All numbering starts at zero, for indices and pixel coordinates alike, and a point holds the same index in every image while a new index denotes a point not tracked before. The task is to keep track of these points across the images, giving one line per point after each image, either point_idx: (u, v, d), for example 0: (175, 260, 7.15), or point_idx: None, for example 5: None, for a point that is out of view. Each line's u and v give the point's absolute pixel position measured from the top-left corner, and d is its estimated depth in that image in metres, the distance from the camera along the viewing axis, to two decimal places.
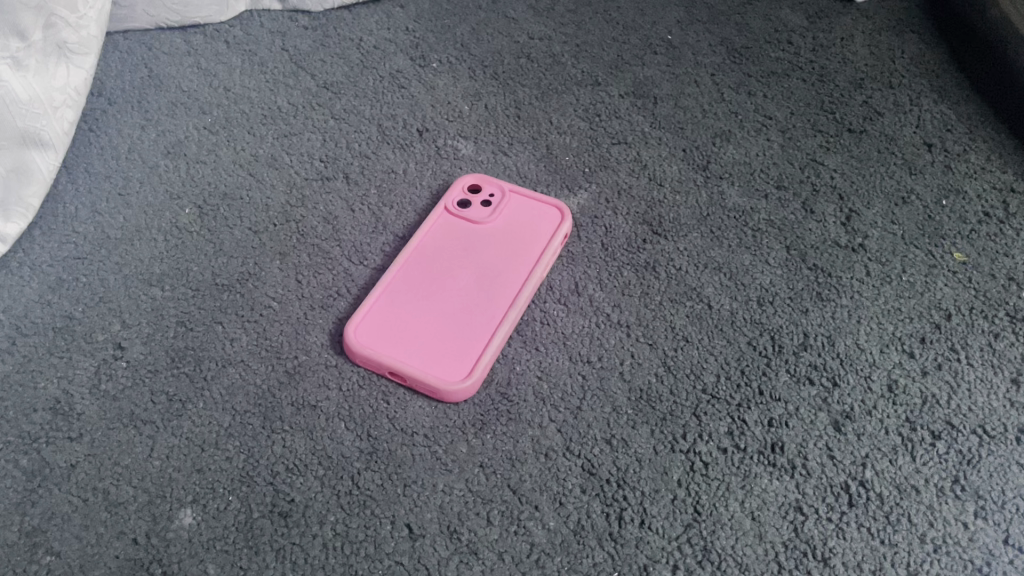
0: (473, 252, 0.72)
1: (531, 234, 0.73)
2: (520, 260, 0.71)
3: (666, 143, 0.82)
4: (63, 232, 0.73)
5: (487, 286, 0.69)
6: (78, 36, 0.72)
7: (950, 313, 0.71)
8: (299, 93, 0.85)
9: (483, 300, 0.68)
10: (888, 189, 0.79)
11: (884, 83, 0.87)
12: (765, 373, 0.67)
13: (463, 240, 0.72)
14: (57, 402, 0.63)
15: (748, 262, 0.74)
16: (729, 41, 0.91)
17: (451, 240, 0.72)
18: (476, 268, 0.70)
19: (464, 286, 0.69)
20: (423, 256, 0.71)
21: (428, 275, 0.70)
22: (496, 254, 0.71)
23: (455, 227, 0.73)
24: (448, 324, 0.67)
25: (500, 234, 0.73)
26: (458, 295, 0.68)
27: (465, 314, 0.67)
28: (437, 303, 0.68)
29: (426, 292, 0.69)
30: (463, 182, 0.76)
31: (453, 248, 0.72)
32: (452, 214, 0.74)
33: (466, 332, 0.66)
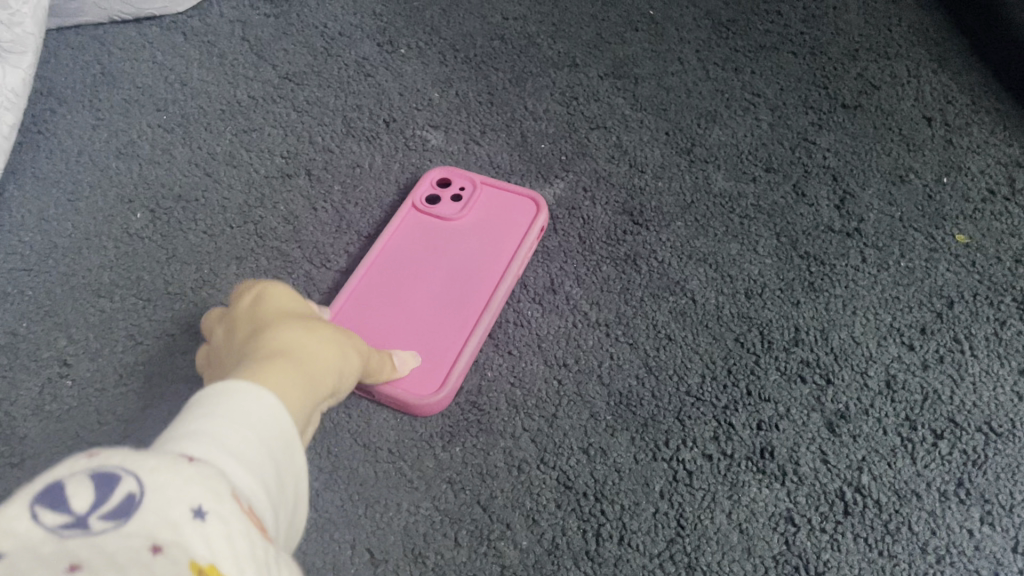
0: (443, 252, 0.67)
1: (506, 228, 0.68)
2: (494, 257, 0.67)
3: (647, 125, 0.77)
4: (9, 241, 0.69)
5: (460, 288, 0.65)
6: (11, 35, 0.67)
7: (953, 301, 0.66)
8: (259, 85, 0.80)
9: (456, 303, 0.64)
10: (885, 168, 0.74)
11: (880, 55, 0.82)
12: (753, 372, 0.63)
13: (432, 239, 0.68)
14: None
15: (735, 252, 0.69)
16: (715, 14, 0.85)
17: (420, 240, 0.68)
18: (449, 269, 0.66)
19: (435, 289, 0.65)
20: (391, 260, 0.67)
21: (397, 279, 0.65)
22: (468, 252, 0.67)
23: (423, 226, 0.69)
24: (421, 331, 0.62)
25: (472, 230, 0.68)
26: (430, 300, 0.64)
27: (439, 320, 0.63)
28: (407, 308, 0.64)
29: (394, 298, 0.64)
30: (431, 178, 0.72)
31: (422, 248, 0.67)
32: (421, 212, 0.70)
33: (439, 340, 0.62)
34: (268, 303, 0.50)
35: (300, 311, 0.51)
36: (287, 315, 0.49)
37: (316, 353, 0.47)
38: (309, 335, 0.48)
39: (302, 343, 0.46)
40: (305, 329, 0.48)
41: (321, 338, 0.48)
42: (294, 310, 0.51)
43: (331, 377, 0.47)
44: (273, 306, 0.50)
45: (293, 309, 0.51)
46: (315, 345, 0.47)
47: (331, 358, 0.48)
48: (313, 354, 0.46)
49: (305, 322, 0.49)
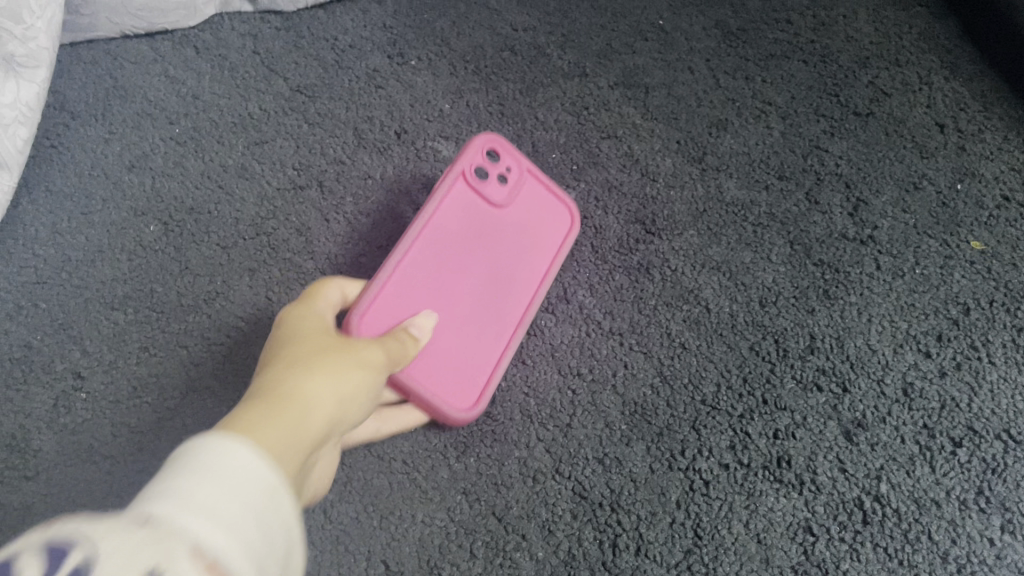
0: (488, 245, 0.61)
1: (543, 235, 0.65)
2: (531, 266, 0.63)
3: (659, 135, 0.76)
4: (22, 255, 0.69)
5: (500, 293, 0.61)
6: (25, 50, 0.67)
7: (969, 307, 0.66)
8: (271, 98, 0.78)
9: (493, 312, 0.60)
10: (899, 175, 0.73)
11: (891, 61, 0.80)
12: (768, 380, 0.62)
13: (478, 225, 0.61)
14: (14, 438, 0.61)
15: (749, 260, 0.68)
16: (724, 24, 0.82)
17: (467, 220, 0.60)
18: (490, 268, 0.61)
19: (477, 289, 0.60)
20: (440, 237, 0.58)
21: (445, 265, 0.58)
22: (510, 254, 0.62)
23: (471, 201, 0.61)
24: (460, 336, 0.59)
25: (513, 225, 0.63)
26: (470, 301, 0.59)
27: (477, 329, 0.59)
28: (450, 305, 0.58)
29: (440, 290, 0.58)
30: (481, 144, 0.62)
31: (469, 232, 0.60)
32: (473, 183, 0.61)
33: (475, 354, 0.59)
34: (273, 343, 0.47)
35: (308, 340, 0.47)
36: (292, 347, 0.45)
37: (311, 372, 0.41)
38: (301, 361, 0.43)
39: (291, 371, 0.41)
40: (300, 356, 0.43)
41: (320, 358, 0.43)
42: (299, 342, 0.47)
43: (334, 394, 0.41)
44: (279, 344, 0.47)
45: (299, 340, 0.47)
46: (313, 367, 0.42)
47: (336, 372, 0.42)
48: (309, 376, 0.41)
49: (302, 352, 0.44)
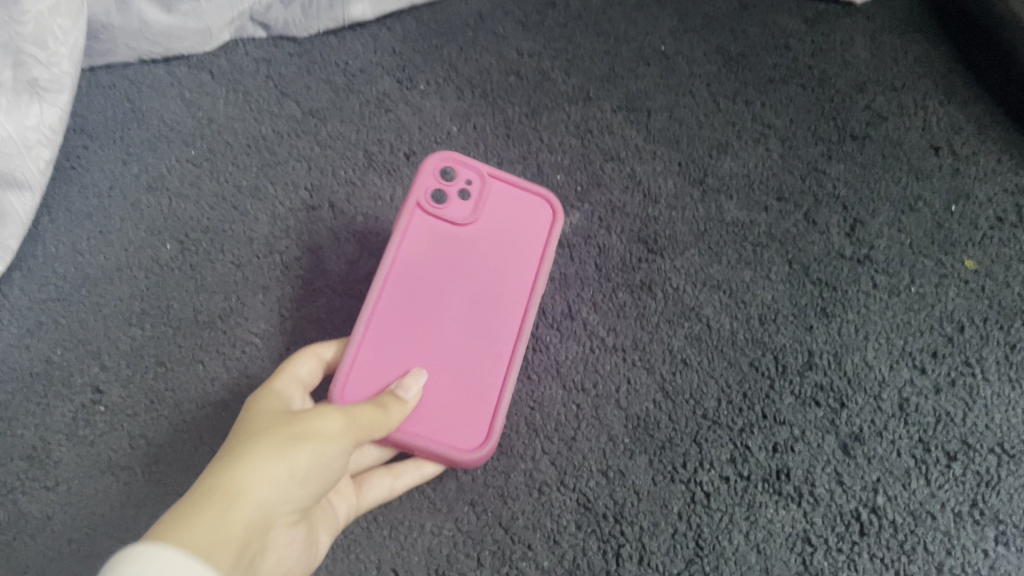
0: (460, 270, 0.60)
1: (526, 238, 0.63)
2: (516, 275, 0.61)
3: (660, 157, 0.78)
4: (42, 273, 0.71)
5: (488, 317, 0.60)
6: (50, 74, 0.69)
7: (963, 325, 0.68)
8: (284, 120, 0.81)
9: (485, 337, 0.59)
10: (895, 197, 0.75)
11: (888, 85, 0.82)
12: (768, 396, 0.64)
13: (447, 252, 0.60)
14: (34, 450, 0.63)
15: (749, 279, 0.70)
16: (725, 49, 0.84)
17: (436, 255, 0.60)
18: (468, 293, 0.60)
19: (462, 319, 0.59)
20: (405, 282, 0.59)
21: (420, 308, 0.58)
22: (490, 270, 0.61)
23: (433, 232, 0.60)
24: (454, 374, 0.58)
25: (490, 238, 0.61)
26: (453, 332, 0.59)
27: (467, 359, 0.59)
28: (435, 346, 0.58)
29: (420, 334, 0.58)
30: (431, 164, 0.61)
31: (437, 264, 0.60)
32: (430, 214, 0.60)
33: (472, 385, 0.59)
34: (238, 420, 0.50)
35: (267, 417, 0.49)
36: (249, 426, 0.48)
37: (247, 455, 0.43)
38: (246, 440, 0.45)
39: (229, 455, 0.44)
40: (247, 436, 0.46)
41: (264, 436, 0.45)
42: (262, 418, 0.49)
43: (272, 474, 0.43)
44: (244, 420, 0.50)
45: (260, 416, 0.49)
46: (254, 451, 0.44)
47: (274, 456, 0.44)
48: (243, 459, 0.43)
49: (254, 429, 0.47)
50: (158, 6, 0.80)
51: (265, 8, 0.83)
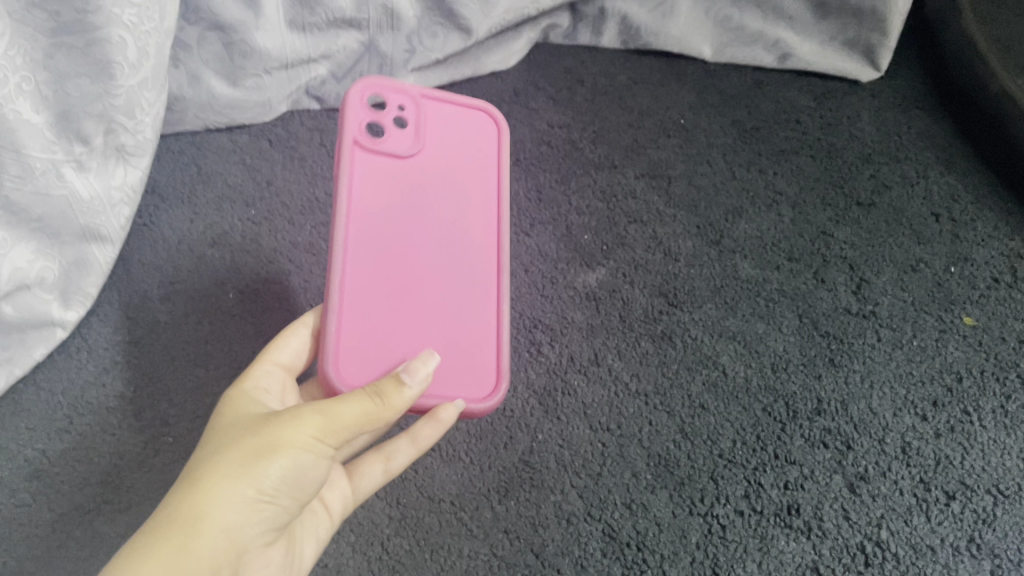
0: (423, 208, 0.60)
1: (476, 166, 0.64)
2: (479, 213, 0.63)
3: (680, 220, 0.84)
4: (118, 318, 0.79)
5: (462, 255, 0.61)
6: (135, 140, 0.78)
7: (961, 376, 0.73)
8: (335, 184, 0.89)
9: (468, 276, 0.61)
10: (898, 258, 0.81)
11: (892, 157, 0.89)
12: (780, 438, 0.70)
13: (401, 183, 0.60)
14: (109, 476, 0.70)
15: (762, 331, 0.76)
16: (740, 123, 0.92)
17: (393, 195, 0.59)
18: (432, 229, 0.61)
19: (438, 260, 0.60)
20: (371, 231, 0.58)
21: (388, 252, 0.58)
22: (447, 197, 0.62)
23: (382, 172, 0.59)
24: (445, 317, 0.60)
25: (439, 168, 0.62)
26: (433, 279, 0.60)
27: (459, 301, 0.61)
28: (417, 290, 0.59)
29: (397, 280, 0.58)
30: (357, 107, 0.59)
31: (396, 198, 0.59)
32: (371, 157, 0.59)
33: (467, 328, 0.60)
34: (221, 422, 0.53)
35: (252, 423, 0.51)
36: (230, 431, 0.51)
37: (210, 474, 0.46)
38: (216, 455, 0.48)
39: (197, 472, 0.47)
40: (221, 447, 0.48)
41: (235, 452, 0.47)
42: (245, 422, 0.52)
43: (235, 493, 0.46)
44: (229, 422, 0.53)
45: (243, 421, 0.52)
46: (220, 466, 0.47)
47: (235, 474, 0.46)
48: (206, 481, 0.46)
49: (230, 438, 0.49)
50: (225, 81, 0.88)
51: (320, 83, 0.92)
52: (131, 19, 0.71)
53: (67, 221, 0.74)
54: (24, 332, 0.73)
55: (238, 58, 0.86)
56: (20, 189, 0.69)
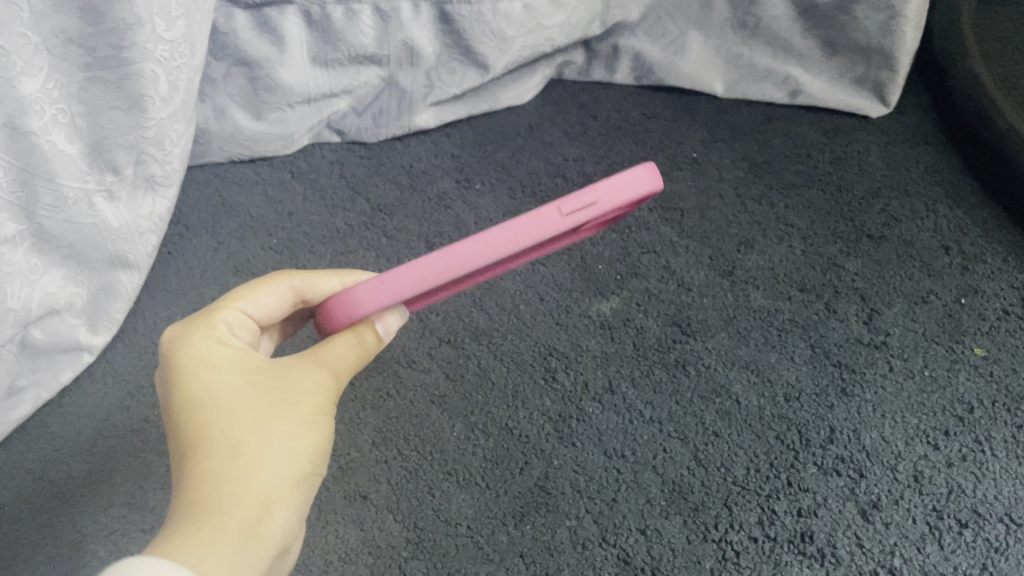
0: (505, 262, 0.53)
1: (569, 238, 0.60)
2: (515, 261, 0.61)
3: (693, 251, 0.86)
4: (143, 343, 0.81)
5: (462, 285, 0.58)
6: (163, 171, 0.80)
7: (973, 407, 0.74)
8: (355, 215, 0.91)
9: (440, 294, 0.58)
10: (908, 290, 0.82)
11: (901, 191, 0.91)
12: (793, 465, 0.71)
13: (531, 250, 0.52)
14: (134, 497, 0.71)
15: (774, 360, 0.77)
16: (751, 157, 0.94)
17: (520, 252, 0.50)
18: (485, 272, 0.54)
19: (454, 286, 0.56)
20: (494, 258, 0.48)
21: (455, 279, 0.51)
22: (520, 259, 0.55)
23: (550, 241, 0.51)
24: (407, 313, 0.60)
25: (546, 246, 0.54)
26: (426, 295, 0.55)
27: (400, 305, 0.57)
28: (418, 297, 0.55)
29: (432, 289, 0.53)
30: (621, 190, 0.50)
31: (518, 252, 0.50)
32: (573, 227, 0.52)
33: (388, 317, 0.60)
34: (198, 370, 0.50)
35: (248, 375, 0.51)
36: (236, 389, 0.50)
37: (266, 453, 0.48)
38: (257, 428, 0.48)
39: (245, 449, 0.48)
40: (254, 416, 0.49)
41: (277, 425, 0.49)
42: (239, 376, 0.50)
43: (291, 466, 0.49)
44: (212, 373, 0.50)
45: (234, 373, 0.50)
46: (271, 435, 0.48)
47: (287, 447, 0.49)
48: (263, 459, 0.48)
49: (248, 401, 0.49)
50: (249, 115, 0.91)
51: (341, 117, 0.95)
52: (163, 55, 0.73)
53: (98, 249, 0.76)
54: (53, 356, 0.75)
55: (263, 92, 0.89)
56: (54, 217, 0.71)
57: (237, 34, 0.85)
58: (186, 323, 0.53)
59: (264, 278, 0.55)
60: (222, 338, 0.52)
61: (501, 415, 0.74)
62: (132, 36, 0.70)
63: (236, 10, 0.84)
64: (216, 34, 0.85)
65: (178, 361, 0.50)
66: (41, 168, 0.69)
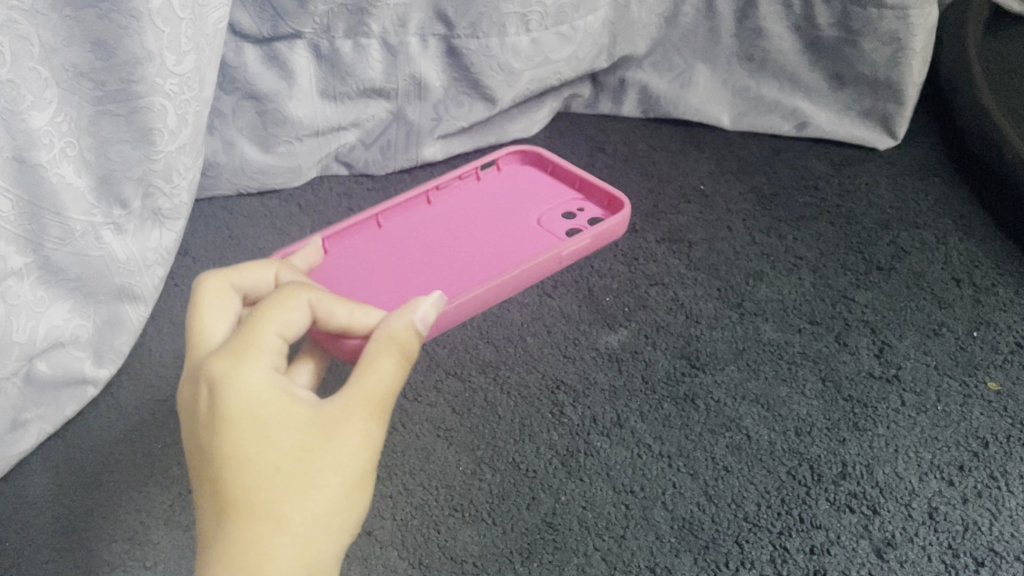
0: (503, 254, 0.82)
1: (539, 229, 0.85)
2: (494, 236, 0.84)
3: (701, 283, 0.85)
4: (149, 375, 0.80)
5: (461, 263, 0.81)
6: (171, 204, 0.80)
7: (987, 441, 0.73)
8: None
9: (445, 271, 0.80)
10: (920, 322, 0.82)
11: (911, 224, 0.90)
12: (805, 501, 0.69)
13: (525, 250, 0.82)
14: (134, 533, 0.69)
15: (784, 394, 0.76)
16: (759, 189, 0.94)
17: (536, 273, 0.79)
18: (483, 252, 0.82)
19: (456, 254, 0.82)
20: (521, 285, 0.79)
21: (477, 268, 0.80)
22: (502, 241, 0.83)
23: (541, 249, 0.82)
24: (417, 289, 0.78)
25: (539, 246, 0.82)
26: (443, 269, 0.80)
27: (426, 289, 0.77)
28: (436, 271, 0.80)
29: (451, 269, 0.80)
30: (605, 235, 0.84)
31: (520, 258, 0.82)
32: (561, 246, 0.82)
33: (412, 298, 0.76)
34: (245, 421, 0.46)
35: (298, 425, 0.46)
36: (283, 445, 0.46)
37: (310, 519, 0.45)
38: (299, 495, 0.45)
39: (294, 523, 0.45)
40: (302, 477, 0.45)
41: (323, 493, 0.46)
42: (291, 431, 0.46)
43: (336, 537, 0.46)
44: (257, 429, 0.46)
45: (279, 425, 0.46)
46: (318, 500, 0.45)
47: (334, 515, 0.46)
48: (312, 534, 0.45)
49: (299, 465, 0.46)
50: (258, 147, 0.91)
51: (350, 149, 0.95)
52: (172, 88, 0.74)
53: (104, 281, 0.75)
54: (57, 389, 0.74)
55: (272, 125, 0.90)
56: (59, 249, 0.71)
57: (246, 67, 0.86)
58: (228, 355, 0.47)
59: (282, 296, 0.51)
60: (268, 379, 0.47)
61: (508, 448, 0.73)
62: (142, 70, 0.72)
63: (245, 44, 0.86)
64: (225, 68, 0.86)
65: (226, 409, 0.46)
66: (49, 200, 0.69)
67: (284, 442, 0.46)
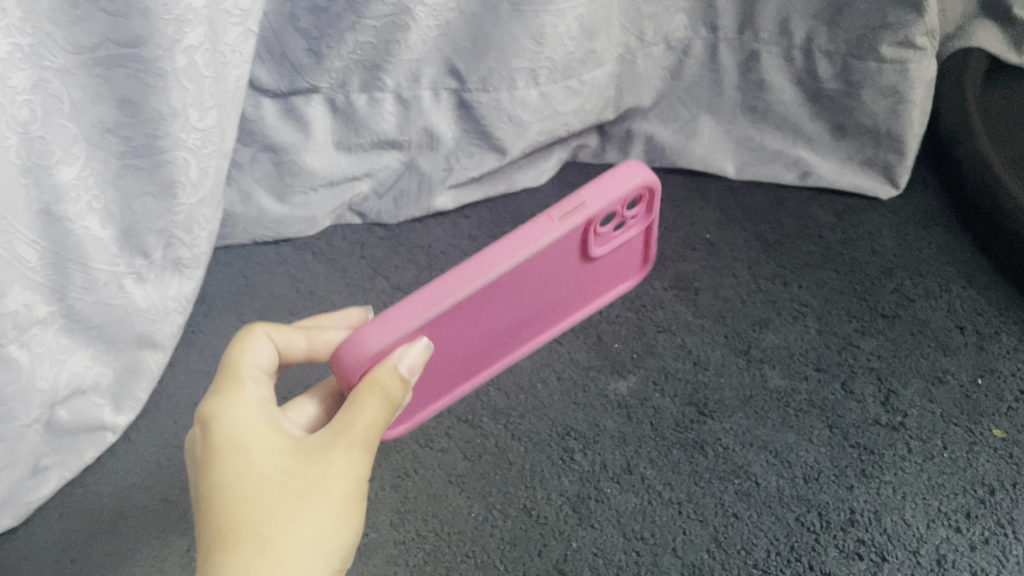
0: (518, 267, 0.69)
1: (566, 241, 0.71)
2: None
3: (708, 329, 0.87)
4: (166, 422, 0.82)
5: None
6: (190, 253, 0.82)
7: (994, 488, 0.74)
8: (374, 295, 0.93)
9: None
10: (924, 369, 0.83)
11: (914, 271, 0.92)
12: (814, 548, 0.71)
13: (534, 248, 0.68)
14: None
15: (793, 441, 0.77)
16: (764, 237, 0.96)
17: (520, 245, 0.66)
18: None
19: None
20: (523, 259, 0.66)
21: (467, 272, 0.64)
22: None
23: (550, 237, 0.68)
24: None
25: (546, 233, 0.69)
26: None
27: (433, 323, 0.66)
28: None
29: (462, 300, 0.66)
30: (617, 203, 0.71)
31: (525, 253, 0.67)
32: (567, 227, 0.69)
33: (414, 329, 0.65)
34: (232, 451, 0.52)
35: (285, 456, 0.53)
36: (269, 472, 0.52)
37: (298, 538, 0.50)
38: (285, 516, 0.50)
39: (282, 543, 0.50)
40: (291, 501, 0.51)
41: (309, 515, 0.51)
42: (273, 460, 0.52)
43: (321, 557, 0.51)
44: (244, 458, 0.52)
45: (264, 455, 0.52)
46: (304, 521, 0.51)
47: (321, 538, 0.51)
48: (294, 550, 0.50)
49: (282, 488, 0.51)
50: (274, 198, 0.94)
51: (362, 199, 0.97)
52: (194, 143, 0.76)
53: (123, 328, 0.77)
54: (76, 435, 0.76)
55: (287, 176, 0.92)
56: (84, 299, 0.74)
57: (265, 120, 0.89)
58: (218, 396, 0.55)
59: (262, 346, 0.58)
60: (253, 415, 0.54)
61: (519, 494, 0.74)
62: (166, 126, 0.73)
63: (264, 99, 0.88)
64: (245, 122, 0.89)
65: (215, 441, 0.53)
66: (73, 252, 0.71)
67: (271, 470, 0.52)
